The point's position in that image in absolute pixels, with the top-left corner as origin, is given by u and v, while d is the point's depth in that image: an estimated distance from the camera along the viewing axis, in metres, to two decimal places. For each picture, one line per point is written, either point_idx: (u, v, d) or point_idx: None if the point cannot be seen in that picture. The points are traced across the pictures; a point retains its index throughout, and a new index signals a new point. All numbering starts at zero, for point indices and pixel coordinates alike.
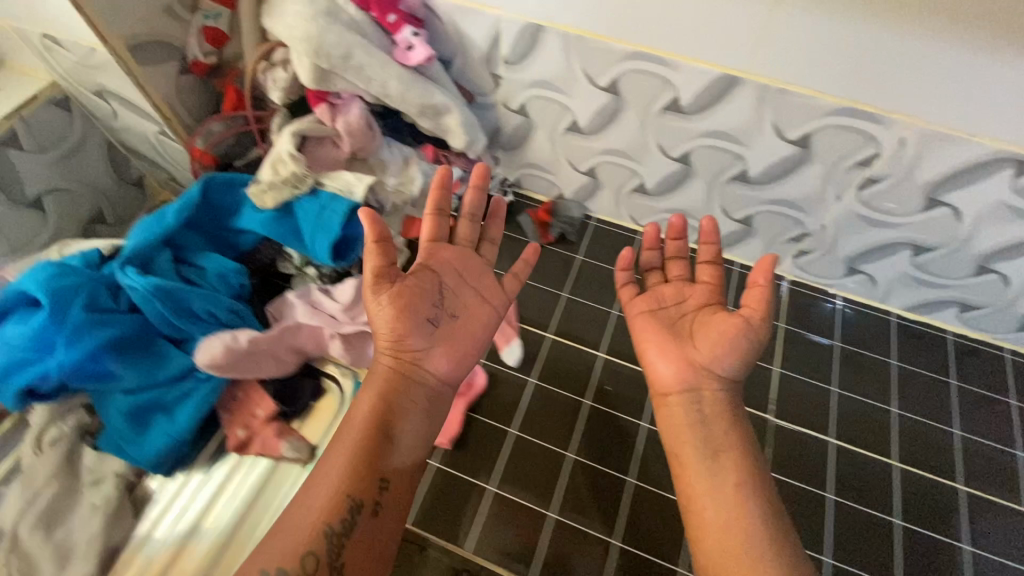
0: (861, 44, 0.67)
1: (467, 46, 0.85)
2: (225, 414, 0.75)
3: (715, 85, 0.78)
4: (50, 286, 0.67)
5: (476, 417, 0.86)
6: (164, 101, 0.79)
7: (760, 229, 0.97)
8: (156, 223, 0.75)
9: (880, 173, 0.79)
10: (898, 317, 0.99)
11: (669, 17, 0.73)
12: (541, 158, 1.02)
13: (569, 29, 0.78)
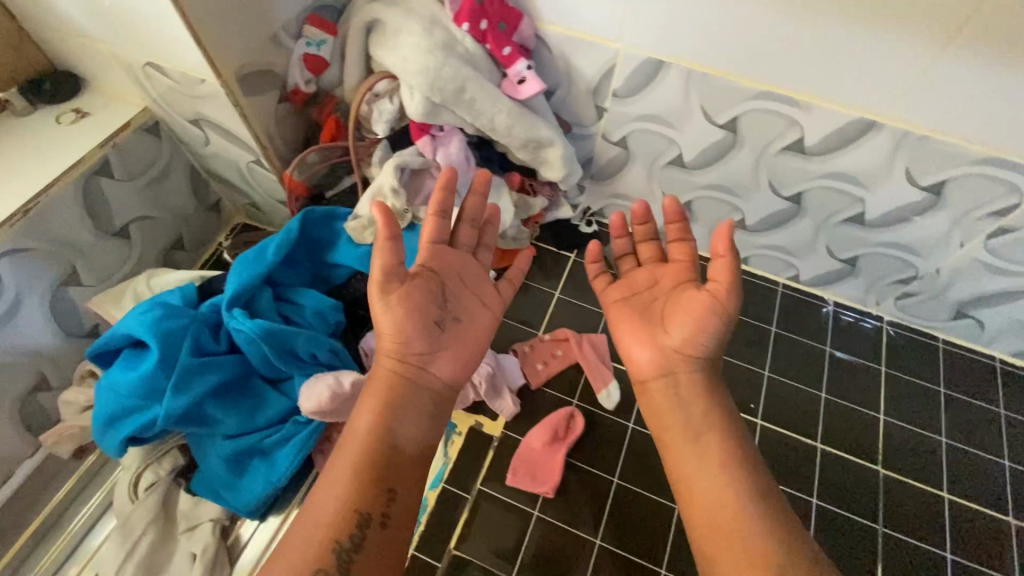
0: (1014, 91, 0.61)
1: (573, 78, 0.81)
2: (321, 456, 0.78)
3: (851, 126, 0.71)
4: (159, 331, 0.67)
5: (577, 464, 0.82)
6: (264, 130, 0.78)
7: (866, 271, 0.90)
8: (258, 262, 0.74)
9: (1015, 223, 0.73)
10: (1003, 362, 0.94)
11: (811, 58, 0.66)
12: (632, 190, 0.97)
13: (693, 65, 0.73)
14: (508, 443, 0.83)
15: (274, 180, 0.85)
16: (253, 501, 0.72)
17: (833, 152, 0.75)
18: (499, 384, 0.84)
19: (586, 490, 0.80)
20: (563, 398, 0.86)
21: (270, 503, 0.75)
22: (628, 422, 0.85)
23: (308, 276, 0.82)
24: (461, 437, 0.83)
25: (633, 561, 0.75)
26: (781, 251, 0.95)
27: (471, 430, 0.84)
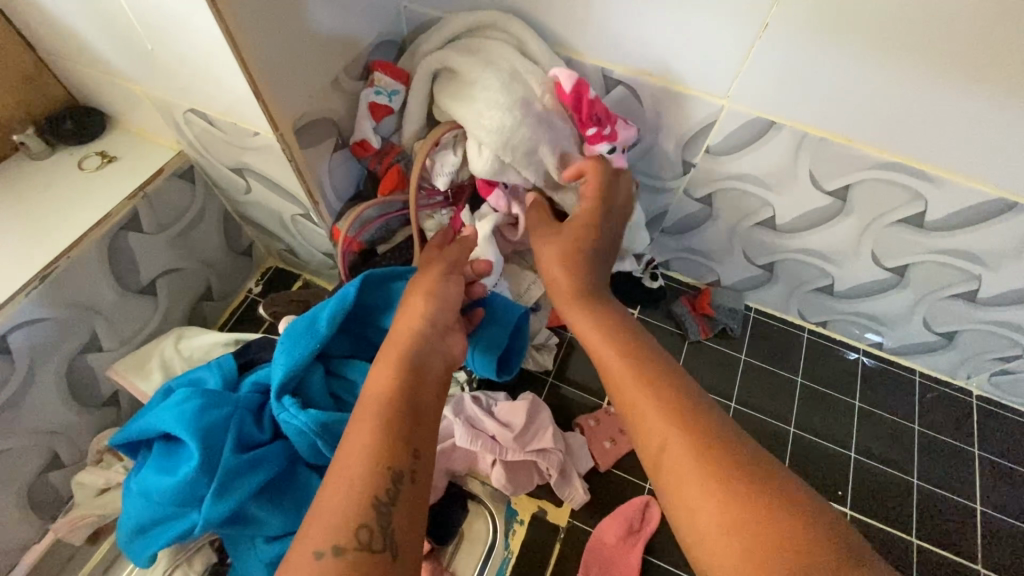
0: None
1: (662, 132, 0.73)
2: None
3: (983, 206, 0.63)
4: (198, 425, 0.57)
5: (654, 561, 0.73)
6: (316, 183, 0.69)
7: (964, 345, 0.83)
8: (309, 336, 0.64)
9: None
10: None
11: (952, 134, 0.59)
12: (707, 247, 0.89)
13: (809, 129, 0.65)
14: (577, 534, 0.74)
15: (322, 236, 0.78)
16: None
17: (956, 229, 0.67)
18: (568, 469, 0.75)
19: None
20: (635, 483, 0.78)
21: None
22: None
23: (358, 343, 0.73)
24: (524, 526, 0.75)
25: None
26: (868, 319, 0.87)
27: (535, 517, 0.75)
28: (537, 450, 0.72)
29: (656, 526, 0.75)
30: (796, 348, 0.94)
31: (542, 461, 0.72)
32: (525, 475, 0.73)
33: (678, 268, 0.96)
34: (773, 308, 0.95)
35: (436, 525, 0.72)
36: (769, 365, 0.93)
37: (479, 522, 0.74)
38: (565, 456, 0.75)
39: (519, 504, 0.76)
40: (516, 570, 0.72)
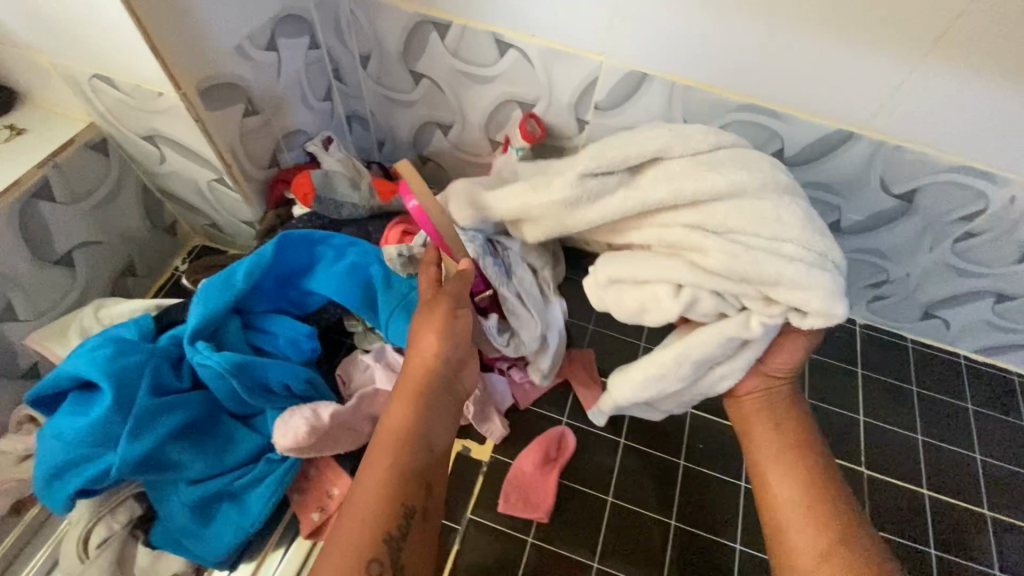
0: (979, 108, 0.64)
1: (554, 91, 0.80)
2: (297, 495, 0.71)
3: (829, 138, 0.72)
4: (112, 369, 0.60)
5: (569, 485, 0.78)
6: (228, 146, 0.73)
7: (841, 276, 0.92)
8: (226, 289, 0.67)
9: (982, 227, 0.76)
10: (968, 359, 0.97)
11: (789, 73, 0.67)
12: None
13: (677, 78, 0.73)
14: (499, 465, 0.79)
15: (239, 202, 0.81)
16: (224, 551, 0.65)
17: (811, 163, 0.76)
18: (487, 405, 0.80)
19: (579, 511, 0.76)
20: (552, 418, 0.83)
21: (240, 549, 0.68)
22: (619, 437, 0.82)
23: (280, 302, 0.76)
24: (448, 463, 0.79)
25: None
26: None
27: (459, 456, 0.80)
28: None
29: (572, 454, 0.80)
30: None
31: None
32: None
33: None
34: None
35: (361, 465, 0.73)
36: None
37: None
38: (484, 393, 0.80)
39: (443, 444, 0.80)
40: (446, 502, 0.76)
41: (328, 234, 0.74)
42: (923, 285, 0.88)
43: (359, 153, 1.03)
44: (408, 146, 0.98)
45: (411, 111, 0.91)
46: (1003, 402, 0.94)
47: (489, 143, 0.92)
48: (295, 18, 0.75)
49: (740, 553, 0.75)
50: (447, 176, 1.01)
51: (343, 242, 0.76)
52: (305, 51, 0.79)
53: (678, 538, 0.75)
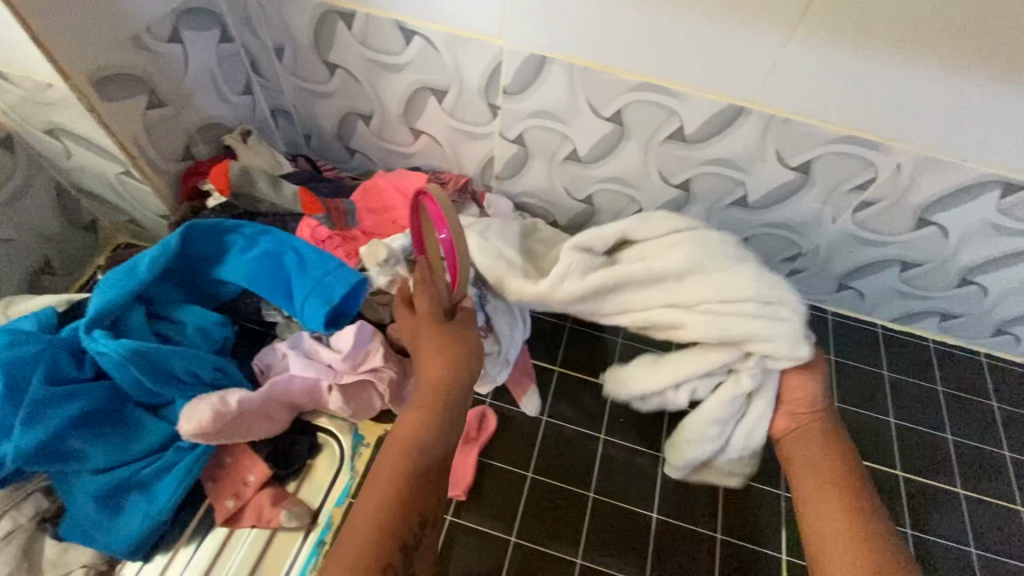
0: (857, 82, 0.67)
1: (463, 78, 0.81)
2: (212, 483, 0.71)
3: (724, 113, 0.75)
4: (4, 359, 0.63)
5: (487, 462, 0.81)
6: (129, 138, 0.74)
7: (757, 250, 0.94)
8: (128, 278, 0.69)
9: (875, 196, 0.79)
10: (884, 328, 1.01)
11: (677, 50, 0.70)
12: (534, 187, 0.96)
13: (574, 60, 0.75)
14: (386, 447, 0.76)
15: (150, 194, 0.82)
16: (132, 541, 0.65)
17: (709, 140, 0.79)
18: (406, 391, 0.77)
19: (501, 487, 0.79)
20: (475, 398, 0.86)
21: (153, 540, 0.68)
22: (542, 415, 0.86)
23: (193, 294, 0.78)
24: (327, 448, 0.76)
25: (554, 556, 0.75)
26: None
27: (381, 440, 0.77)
28: (369, 370, 0.75)
29: (495, 433, 0.83)
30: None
31: (376, 381, 0.75)
32: (361, 398, 0.76)
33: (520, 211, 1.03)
34: None
35: (275, 453, 0.73)
36: None
37: (326, 451, 0.76)
38: (404, 377, 0.77)
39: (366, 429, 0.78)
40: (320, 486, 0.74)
41: (239, 224, 0.78)
42: (833, 255, 0.91)
43: (285, 147, 1.03)
44: (333, 138, 0.98)
45: (330, 104, 0.91)
46: (917, 369, 0.98)
47: (410, 133, 0.93)
48: (196, 11, 0.76)
49: (658, 520, 0.78)
50: (374, 167, 1.01)
51: (255, 232, 0.78)
52: (216, 43, 0.80)
53: (595, 509, 0.79)
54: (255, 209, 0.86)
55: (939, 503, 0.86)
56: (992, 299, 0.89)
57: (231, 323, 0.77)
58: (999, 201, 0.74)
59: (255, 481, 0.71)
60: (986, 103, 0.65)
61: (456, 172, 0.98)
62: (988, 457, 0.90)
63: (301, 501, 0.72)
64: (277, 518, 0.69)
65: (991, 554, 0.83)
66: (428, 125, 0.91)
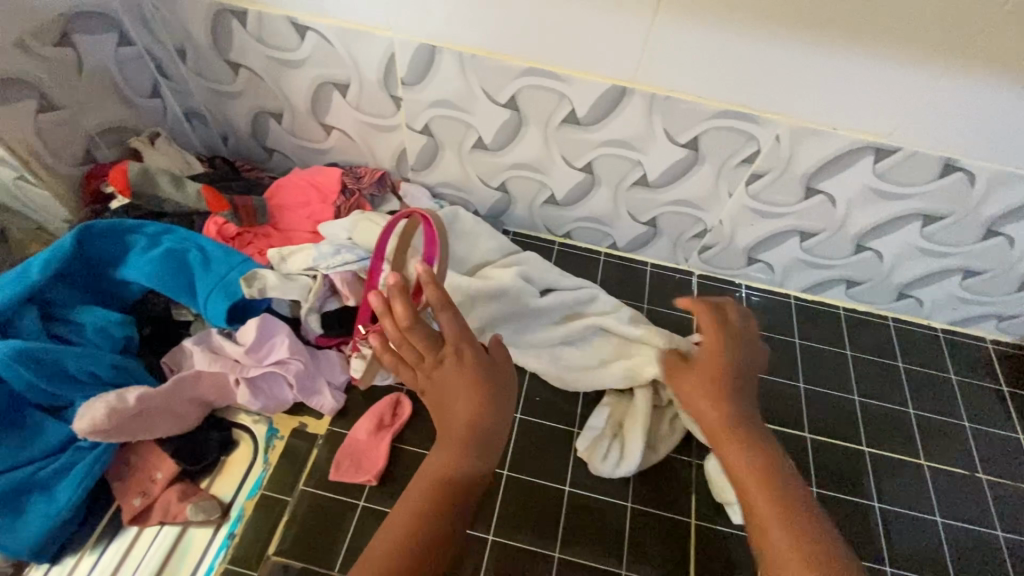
0: (741, 57, 0.69)
1: (361, 72, 0.84)
2: (118, 483, 0.75)
3: (608, 95, 0.77)
4: None
5: (402, 447, 0.81)
6: (17, 142, 0.77)
7: (666, 229, 0.98)
8: (19, 282, 0.73)
9: (764, 167, 0.81)
10: (847, 309, 1.03)
11: (520, 26, 0.73)
12: (452, 178, 0.99)
13: (459, 49, 0.77)
14: (335, 437, 0.81)
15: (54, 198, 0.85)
16: (34, 541, 0.69)
17: (603, 119, 0.81)
18: (317, 382, 0.80)
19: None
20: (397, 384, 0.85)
21: (60, 543, 0.72)
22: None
23: (100, 296, 0.81)
24: (283, 441, 0.81)
25: (528, 552, 0.75)
26: (686, 205, 0.92)
27: (296, 430, 0.82)
28: (274, 362, 0.77)
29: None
30: (594, 268, 1.05)
31: (283, 373, 0.77)
32: (267, 389, 0.78)
33: (509, 189, 0.99)
34: (606, 215, 0.99)
35: (181, 451, 0.77)
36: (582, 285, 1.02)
37: (240, 446, 0.81)
38: (310, 369, 0.80)
39: (285, 424, 0.82)
40: (283, 481, 0.78)
41: (141, 223, 0.81)
42: (852, 212, 0.84)
43: (205, 150, 1.06)
44: (288, 133, 0.99)
45: (301, 74, 0.87)
46: (882, 348, 1.00)
47: (321, 128, 0.96)
48: (94, 15, 0.82)
49: (631, 509, 0.79)
50: (294, 166, 1.05)
51: (157, 231, 0.82)
52: (114, 47, 0.86)
53: (570, 498, 0.80)
54: (160, 208, 0.86)
55: (910, 477, 0.87)
56: (1018, 251, 0.84)
57: (134, 323, 0.80)
58: (874, 166, 0.77)
59: (162, 478, 0.75)
60: (832, 71, 0.68)
61: (373, 166, 1.00)
62: (946, 427, 0.93)
63: (213, 493, 0.77)
64: (183, 512, 0.74)
65: (954, 522, 0.84)
66: (409, 106, 0.87)
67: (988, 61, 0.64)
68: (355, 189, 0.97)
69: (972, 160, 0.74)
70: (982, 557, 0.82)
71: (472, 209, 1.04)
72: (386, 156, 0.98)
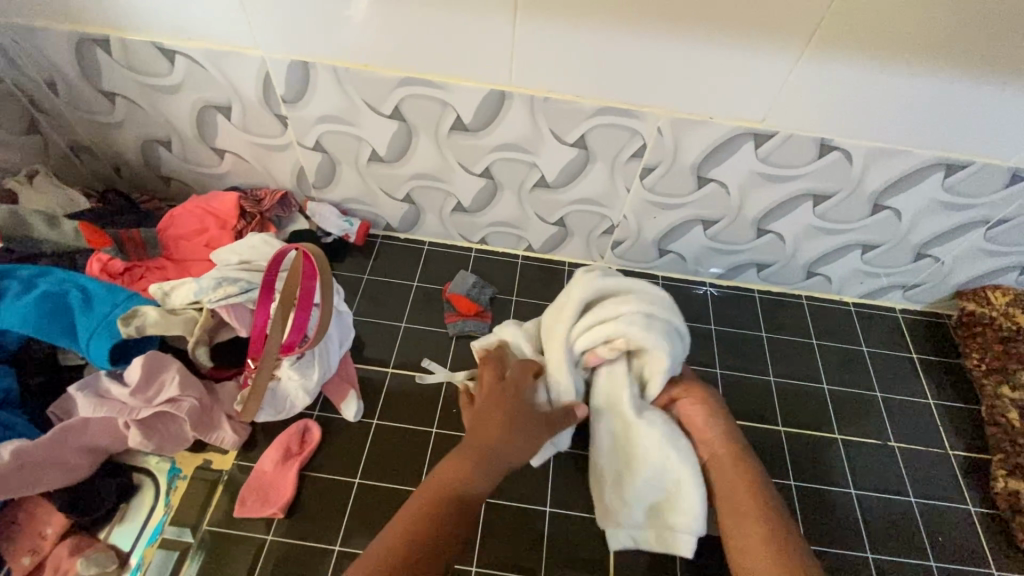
0: (607, 57, 0.70)
1: (239, 92, 0.81)
2: (5, 543, 0.71)
3: (489, 100, 0.77)
4: None
5: (312, 476, 0.78)
6: None
7: (575, 227, 0.97)
8: None
9: (653, 161, 0.82)
10: (760, 293, 1.05)
11: (387, 36, 0.72)
12: (354, 193, 0.97)
13: (335, 63, 0.76)
14: (241, 470, 0.78)
15: None
16: None
17: (489, 126, 0.81)
18: (215, 417, 0.77)
19: (378, 500, 0.77)
20: (303, 409, 0.83)
21: None
22: (373, 418, 0.84)
23: None
24: (186, 480, 0.78)
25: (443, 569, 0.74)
26: (589, 204, 0.92)
27: (198, 469, 0.78)
28: (165, 402, 0.74)
29: (363, 447, 0.81)
30: (511, 274, 1.03)
31: (175, 412, 0.74)
32: (162, 429, 0.75)
33: (415, 200, 0.97)
34: (515, 219, 0.98)
35: (76, 501, 0.73)
36: (500, 290, 1.01)
37: (138, 493, 0.77)
38: (205, 404, 0.77)
39: (186, 463, 0.79)
40: (187, 520, 0.75)
41: (14, 269, 0.78)
42: (745, 199, 0.85)
43: (98, 183, 1.01)
44: (180, 160, 0.95)
45: (179, 99, 0.84)
46: (797, 326, 1.02)
47: (213, 153, 0.93)
48: None
49: (550, 515, 0.79)
50: (192, 193, 1.01)
51: (32, 275, 0.78)
52: None
53: (488, 511, 0.78)
54: (37, 250, 0.83)
55: (827, 455, 0.88)
56: (907, 223, 0.86)
57: (14, 372, 0.76)
58: (756, 151, 0.78)
59: (52, 534, 0.72)
60: (697, 60, 0.69)
61: (273, 187, 0.97)
62: (861, 399, 0.95)
63: (108, 545, 0.73)
64: (73, 567, 0.70)
65: (871, 493, 0.85)
66: (296, 125, 0.85)
67: (839, 43, 0.65)
68: (255, 212, 0.94)
69: (852, 139, 0.75)
70: (897, 523, 0.83)
71: (381, 222, 1.03)
72: (286, 176, 0.95)
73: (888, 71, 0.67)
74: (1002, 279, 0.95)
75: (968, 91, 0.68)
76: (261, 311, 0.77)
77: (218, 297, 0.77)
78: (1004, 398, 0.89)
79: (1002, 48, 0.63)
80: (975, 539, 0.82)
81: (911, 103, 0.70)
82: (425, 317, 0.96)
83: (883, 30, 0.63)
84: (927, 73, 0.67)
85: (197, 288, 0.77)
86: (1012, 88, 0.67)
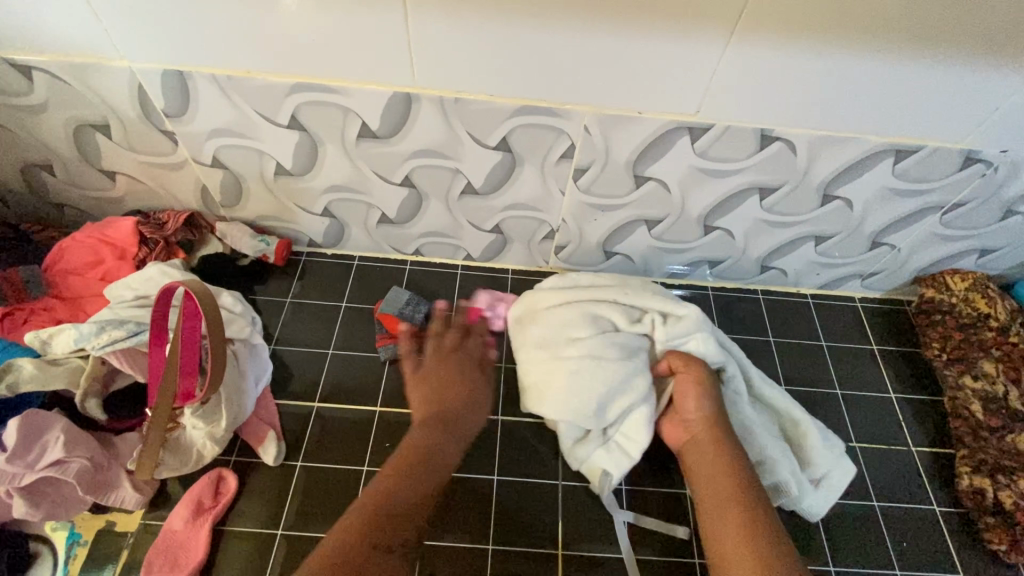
0: (515, 50, 0.63)
1: (116, 108, 0.73)
2: None
3: (394, 104, 0.69)
4: None
5: (229, 531, 0.71)
6: None
7: (513, 234, 0.89)
8: None
9: (585, 161, 0.75)
10: (716, 290, 0.98)
11: (267, 42, 0.64)
12: (267, 210, 0.87)
13: (214, 71, 0.67)
14: (148, 531, 0.71)
15: None
16: None
17: (400, 133, 0.73)
18: (113, 475, 0.70)
19: (303, 553, 0.70)
20: (217, 457, 0.76)
21: None
22: (296, 459, 0.77)
23: None
24: (86, 548, 0.70)
25: None
26: (524, 209, 0.84)
27: (100, 533, 0.70)
28: (51, 465, 0.66)
29: (287, 493, 0.74)
30: (449, 286, 0.94)
31: (62, 476, 0.67)
32: (51, 494, 0.68)
33: (336, 214, 0.87)
34: (449, 229, 0.89)
35: None
36: (437, 305, 0.92)
37: (31, 566, 0.69)
38: (99, 464, 0.70)
39: (87, 527, 0.71)
40: None
41: None
42: (687, 195, 0.79)
43: None
44: (69, 186, 0.85)
45: (50, 119, 0.75)
46: (754, 322, 0.96)
47: (103, 175, 0.83)
48: None
49: (495, 551, 0.72)
50: (90, 219, 0.91)
51: None
52: None
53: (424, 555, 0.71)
54: None
55: None
56: (860, 212, 0.81)
57: None
58: (693, 145, 0.72)
59: None
60: (612, 50, 0.62)
61: (176, 209, 0.88)
62: (822, 396, 0.90)
63: None
64: None
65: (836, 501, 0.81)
66: (187, 141, 0.76)
67: (764, 27, 0.59)
68: (158, 238, 0.85)
69: (792, 127, 0.69)
70: (862, 531, 0.79)
71: (303, 238, 0.93)
72: (189, 195, 0.86)
73: (822, 57, 0.62)
74: (961, 263, 0.91)
75: (909, 72, 0.63)
76: (154, 354, 0.72)
77: (102, 344, 0.71)
78: (966, 389, 0.86)
79: (939, 24, 0.58)
80: (942, 540, 0.79)
81: (847, 89, 0.64)
82: (354, 340, 0.88)
83: (811, 9, 0.57)
84: (861, 55, 0.61)
85: (77, 334, 0.71)
86: (954, 67, 0.62)
